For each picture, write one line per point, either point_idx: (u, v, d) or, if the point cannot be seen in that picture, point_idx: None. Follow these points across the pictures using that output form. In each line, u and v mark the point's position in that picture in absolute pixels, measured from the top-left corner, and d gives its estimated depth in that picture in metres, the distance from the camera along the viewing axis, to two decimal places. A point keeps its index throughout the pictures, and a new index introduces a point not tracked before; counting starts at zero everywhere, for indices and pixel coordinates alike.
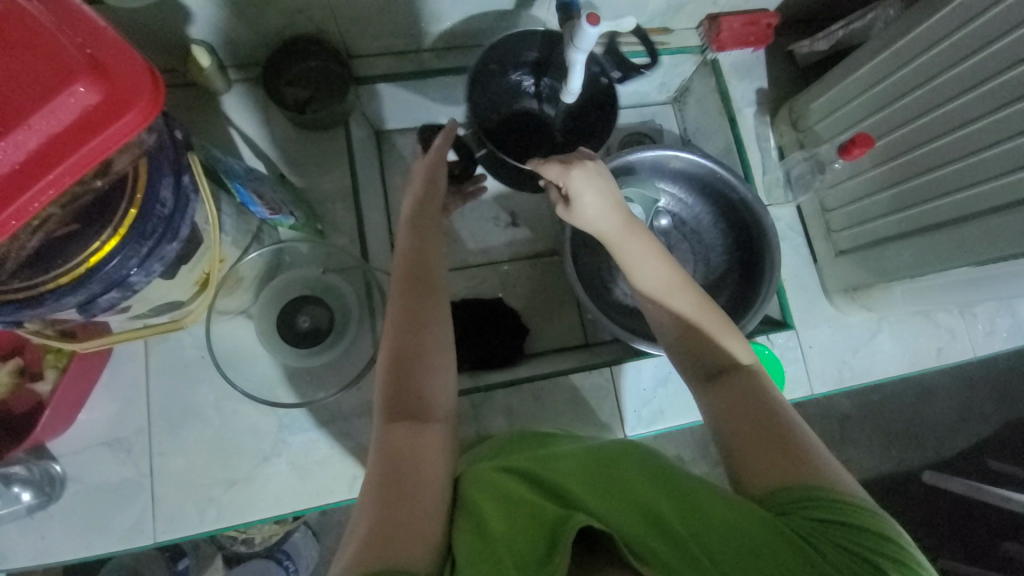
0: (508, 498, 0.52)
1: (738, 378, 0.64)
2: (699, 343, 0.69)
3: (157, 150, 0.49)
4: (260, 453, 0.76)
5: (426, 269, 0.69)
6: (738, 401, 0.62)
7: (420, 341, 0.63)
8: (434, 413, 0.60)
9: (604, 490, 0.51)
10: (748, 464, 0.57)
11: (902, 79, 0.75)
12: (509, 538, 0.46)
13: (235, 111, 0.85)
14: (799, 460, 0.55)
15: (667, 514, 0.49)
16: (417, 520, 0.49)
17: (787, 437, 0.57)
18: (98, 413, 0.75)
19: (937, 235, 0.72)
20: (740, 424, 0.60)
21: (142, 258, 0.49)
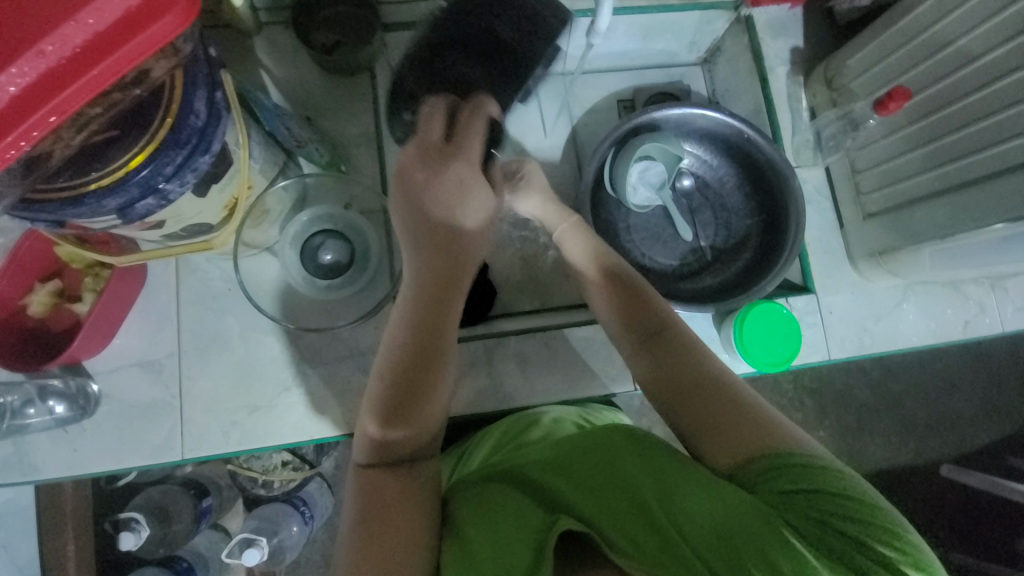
0: (496, 504, 0.59)
1: (669, 341, 0.70)
2: (632, 308, 0.74)
3: (192, 62, 0.51)
4: (282, 383, 0.80)
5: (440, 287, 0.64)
6: (676, 362, 0.67)
7: (422, 360, 0.63)
8: (422, 419, 0.63)
9: (584, 484, 0.57)
10: (695, 437, 0.62)
11: (947, 27, 0.71)
12: (500, 537, 0.55)
13: (266, 53, 0.87)
14: (747, 427, 0.59)
15: (646, 500, 0.54)
16: (416, 532, 0.56)
17: (731, 403, 0.62)
18: (133, 337, 0.80)
19: (975, 190, 0.69)
20: (683, 398, 0.64)
21: (176, 166, 0.51)
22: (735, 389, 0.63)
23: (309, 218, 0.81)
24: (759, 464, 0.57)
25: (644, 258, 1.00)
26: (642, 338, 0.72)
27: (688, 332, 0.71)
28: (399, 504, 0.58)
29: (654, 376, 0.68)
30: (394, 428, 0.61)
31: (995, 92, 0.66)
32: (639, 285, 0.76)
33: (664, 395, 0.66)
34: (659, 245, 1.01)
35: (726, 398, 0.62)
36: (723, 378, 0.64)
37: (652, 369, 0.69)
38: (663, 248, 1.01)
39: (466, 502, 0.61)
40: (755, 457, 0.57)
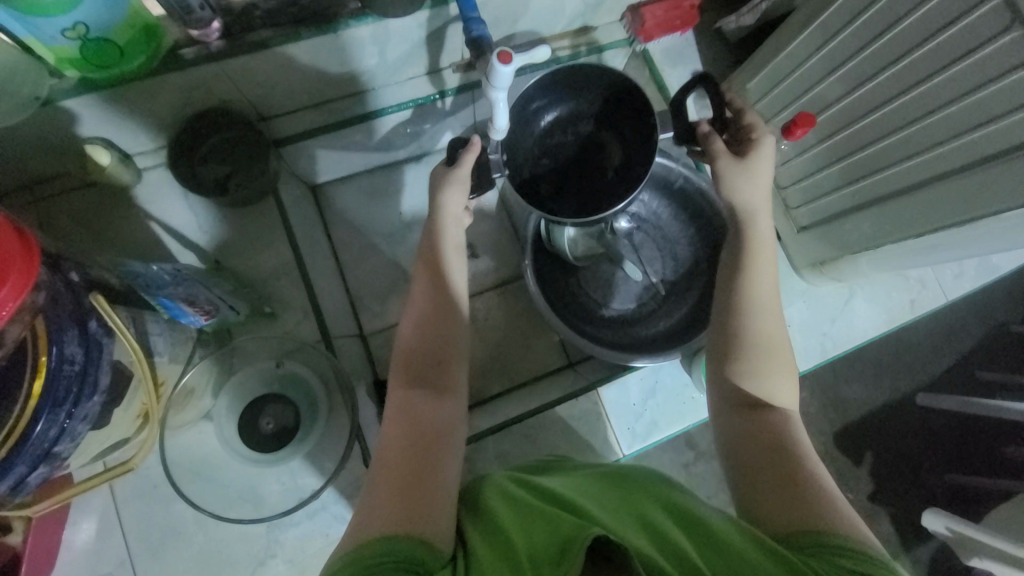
0: (518, 512, 0.49)
1: (774, 414, 0.60)
2: (752, 373, 0.62)
3: (52, 305, 0.44)
4: (255, 558, 0.73)
5: (445, 317, 0.66)
6: (769, 431, 0.58)
7: (432, 366, 0.63)
8: (448, 378, 0.62)
9: (621, 512, 0.49)
10: (754, 501, 0.54)
11: (835, 49, 0.72)
12: (525, 549, 0.44)
13: (154, 202, 0.81)
14: (814, 507, 0.51)
15: (669, 531, 0.46)
16: (433, 506, 0.50)
17: (811, 493, 0.52)
18: (76, 553, 0.71)
19: (896, 204, 0.70)
20: (754, 445, 0.57)
21: (64, 423, 0.46)
22: (823, 484, 0.53)
23: (241, 382, 0.74)
24: (817, 536, 0.48)
25: (606, 308, 0.98)
26: (739, 398, 0.61)
27: (799, 425, 0.60)
28: (432, 482, 0.52)
29: (725, 419, 0.61)
30: (416, 390, 0.60)
31: (894, 109, 0.67)
32: (774, 350, 0.64)
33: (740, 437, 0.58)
34: (615, 292, 0.98)
35: (792, 455, 0.56)
36: (812, 468, 0.55)
37: (737, 429, 0.59)
38: (619, 294, 0.98)
39: (481, 512, 0.52)
40: (810, 531, 0.49)
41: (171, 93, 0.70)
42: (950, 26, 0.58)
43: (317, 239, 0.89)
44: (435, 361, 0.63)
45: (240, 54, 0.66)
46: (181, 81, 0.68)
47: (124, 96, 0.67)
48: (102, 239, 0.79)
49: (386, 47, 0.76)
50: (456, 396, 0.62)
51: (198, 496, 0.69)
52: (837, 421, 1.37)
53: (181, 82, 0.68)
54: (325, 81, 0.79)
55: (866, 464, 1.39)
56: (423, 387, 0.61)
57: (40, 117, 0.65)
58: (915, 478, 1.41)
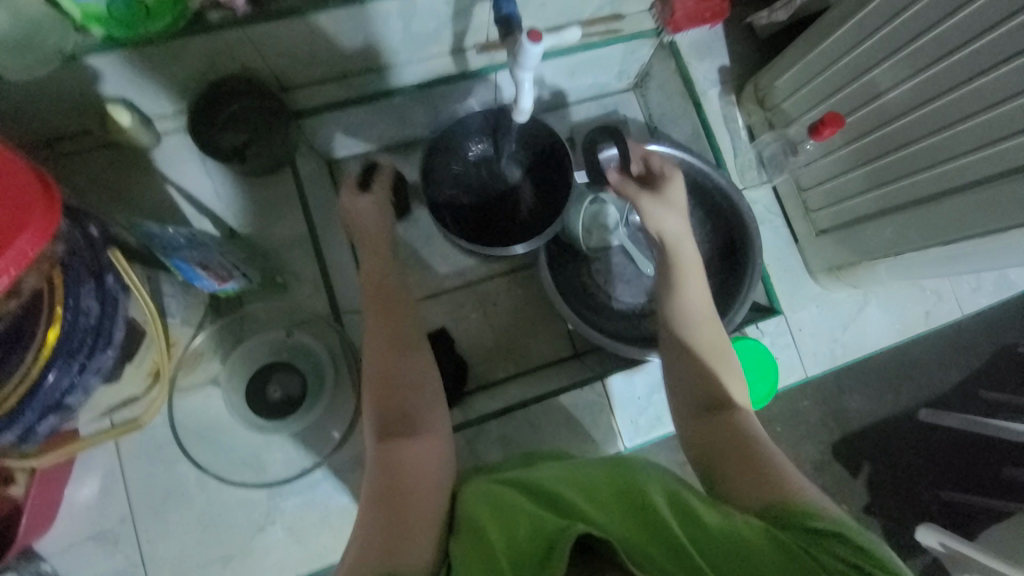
0: (504, 511, 0.51)
1: (728, 414, 0.60)
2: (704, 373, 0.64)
3: (70, 256, 0.44)
4: (254, 524, 0.74)
5: (404, 325, 0.69)
6: (729, 430, 0.58)
7: (400, 388, 0.63)
8: (422, 420, 0.60)
9: (604, 501, 0.50)
10: (725, 486, 0.54)
11: (871, 49, 0.70)
12: (509, 547, 0.46)
13: (170, 165, 0.81)
14: (779, 484, 0.51)
15: (660, 512, 0.47)
16: (416, 535, 0.49)
17: (777, 473, 0.52)
18: (80, 508, 0.72)
19: (923, 211, 0.69)
20: (726, 458, 0.56)
21: (77, 374, 0.45)
22: (788, 468, 0.53)
23: (249, 351, 0.74)
24: (785, 509, 0.48)
25: (611, 301, 0.97)
26: (699, 403, 0.62)
27: (753, 414, 0.61)
28: (413, 506, 0.51)
29: (695, 437, 0.60)
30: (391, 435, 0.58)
31: (928, 113, 0.66)
32: (720, 358, 0.66)
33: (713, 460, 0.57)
34: (624, 285, 0.97)
35: (754, 448, 0.56)
36: (772, 453, 0.55)
37: (704, 435, 0.59)
38: (628, 287, 0.97)
39: (466, 522, 0.52)
40: (781, 504, 0.49)
41: (193, 57, 0.69)
42: (994, 28, 0.56)
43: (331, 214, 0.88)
44: (410, 378, 0.64)
45: (265, 21, 0.66)
46: (204, 44, 0.67)
47: (146, 56, 0.66)
48: (119, 201, 0.79)
49: (412, 21, 0.75)
50: (425, 407, 0.62)
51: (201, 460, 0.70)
52: (836, 431, 1.37)
53: (204, 46, 0.68)
54: (346, 54, 0.78)
55: (863, 475, 1.38)
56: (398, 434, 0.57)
57: (61, 73, 0.65)
58: (911, 493, 1.40)
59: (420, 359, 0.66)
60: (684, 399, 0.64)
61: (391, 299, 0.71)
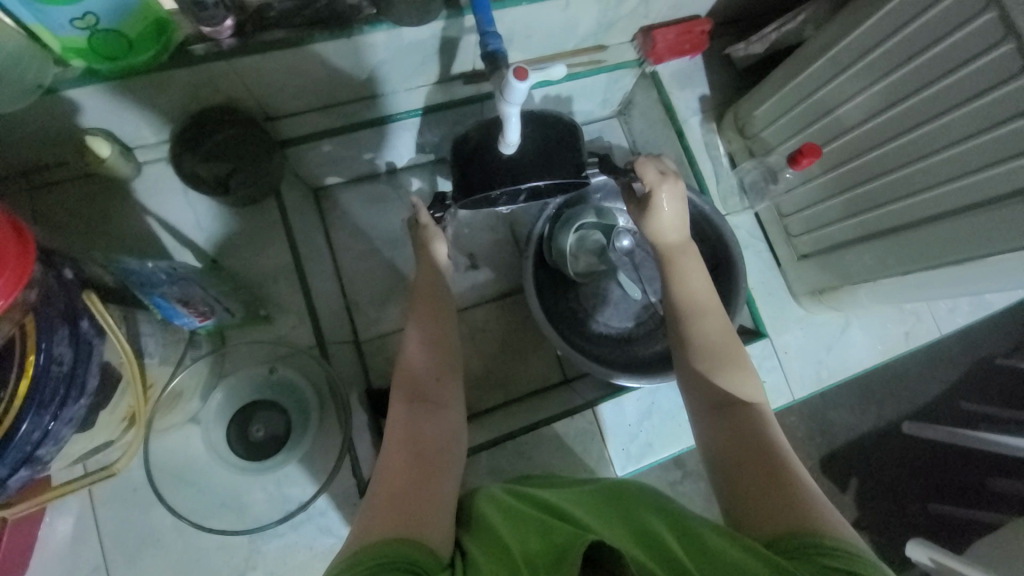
0: (515, 522, 0.49)
1: (743, 415, 0.62)
2: (712, 371, 0.66)
3: (44, 302, 0.43)
4: (235, 569, 0.71)
5: (436, 312, 0.73)
6: (744, 433, 0.59)
7: (423, 381, 0.65)
8: (445, 393, 0.65)
9: (611, 519, 0.49)
10: (737, 504, 0.54)
11: (845, 83, 0.72)
12: (520, 553, 0.44)
13: (151, 196, 0.79)
14: (795, 499, 0.52)
15: (661, 533, 0.46)
16: (428, 516, 0.51)
17: (792, 491, 0.53)
18: (48, 558, 0.68)
19: (902, 238, 0.70)
20: (744, 460, 0.57)
21: (50, 424, 0.43)
22: (803, 485, 0.54)
23: (233, 387, 0.73)
24: (803, 537, 0.48)
25: (599, 326, 0.97)
26: (713, 399, 0.64)
27: (770, 416, 0.62)
28: (428, 496, 0.53)
29: (710, 434, 0.61)
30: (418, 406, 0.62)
31: (904, 144, 0.67)
32: (735, 358, 0.67)
33: (725, 467, 0.58)
34: (613, 310, 0.98)
35: (770, 460, 0.56)
36: (793, 469, 0.55)
37: (720, 429, 0.61)
38: (617, 312, 0.97)
39: (482, 527, 0.51)
40: (792, 532, 0.49)
41: (176, 88, 0.69)
42: (964, 66, 0.58)
43: (316, 242, 0.87)
44: (434, 396, 0.64)
45: (251, 54, 0.66)
46: (189, 76, 0.67)
47: (127, 88, 0.65)
48: (96, 233, 0.77)
49: (399, 52, 0.75)
50: (448, 389, 0.66)
51: (182, 503, 0.67)
52: (823, 447, 1.38)
53: (189, 78, 0.67)
54: (333, 85, 0.78)
55: (851, 492, 1.39)
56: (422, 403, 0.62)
57: (38, 106, 0.64)
58: (897, 507, 1.41)
59: (451, 384, 0.67)
60: (697, 391, 0.66)
61: (430, 296, 0.74)
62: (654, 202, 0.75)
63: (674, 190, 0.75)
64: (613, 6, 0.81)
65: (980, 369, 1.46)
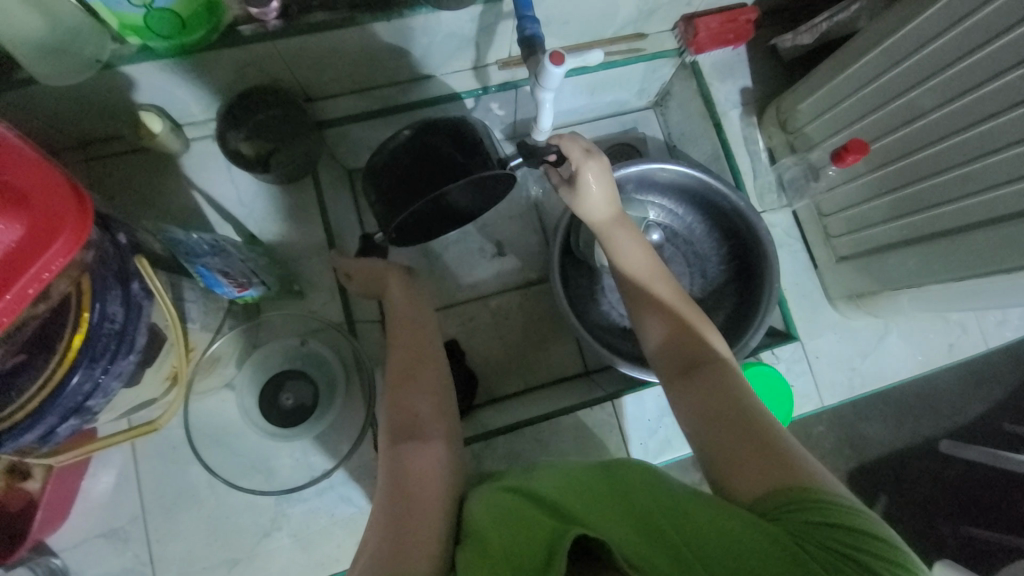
0: (508, 512, 0.50)
1: (708, 373, 0.60)
2: (673, 334, 0.65)
3: (98, 264, 0.46)
4: (260, 529, 0.74)
5: (414, 309, 0.72)
6: (712, 391, 0.58)
7: (407, 373, 0.65)
8: (428, 423, 0.61)
9: (597, 496, 0.49)
10: (724, 475, 0.53)
11: (899, 75, 0.69)
12: (508, 552, 0.45)
13: (197, 172, 0.83)
14: (778, 456, 0.51)
15: (658, 517, 0.46)
16: (422, 536, 0.50)
17: (770, 442, 0.52)
18: (94, 504, 0.74)
19: (951, 242, 0.66)
20: (720, 425, 0.55)
21: (99, 377, 0.46)
22: (780, 437, 0.53)
23: (263, 358, 0.75)
24: (783, 491, 0.47)
25: (623, 319, 0.97)
26: (678, 363, 0.63)
27: (736, 370, 0.61)
28: (421, 505, 0.53)
29: (680, 410, 0.60)
30: (401, 420, 0.61)
31: (960, 142, 0.63)
32: (695, 321, 0.66)
33: (700, 430, 0.56)
34: None
35: (744, 416, 0.55)
36: (768, 420, 0.54)
37: (685, 399, 0.60)
38: None
39: (472, 528, 0.50)
40: (774, 487, 0.48)
41: (222, 67, 0.71)
42: None
43: (349, 221, 0.90)
44: (413, 382, 0.65)
45: (293, 35, 0.68)
46: (234, 55, 0.69)
47: (177, 66, 0.69)
48: (146, 204, 0.82)
49: (436, 36, 0.76)
50: (433, 391, 0.65)
51: (213, 463, 0.71)
52: (851, 458, 1.34)
53: (235, 57, 0.70)
54: (370, 67, 0.80)
55: (878, 507, 1.34)
56: (409, 438, 0.59)
57: (97, 80, 0.68)
58: (928, 526, 1.35)
59: (427, 368, 0.67)
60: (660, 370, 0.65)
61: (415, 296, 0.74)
62: (581, 180, 0.68)
63: (601, 168, 0.68)
64: None
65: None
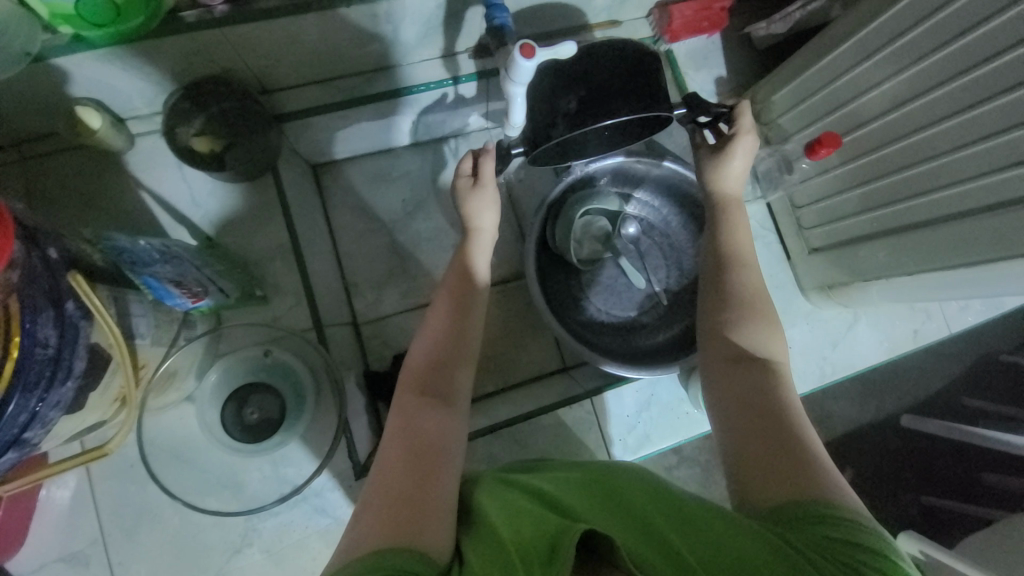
0: (511, 512, 0.48)
1: (758, 370, 0.59)
2: (734, 323, 0.63)
3: (27, 284, 0.41)
4: (231, 545, 0.71)
5: (467, 282, 0.69)
6: (754, 388, 0.57)
7: (449, 356, 0.62)
8: (457, 391, 0.60)
9: (603, 504, 0.48)
10: (747, 473, 0.52)
11: (871, 68, 0.68)
12: (512, 544, 0.43)
13: (146, 171, 0.77)
14: (808, 470, 0.50)
15: (658, 522, 0.45)
16: (430, 519, 0.47)
17: (795, 451, 0.52)
18: (49, 529, 0.69)
19: (920, 236, 0.67)
20: (756, 425, 0.54)
21: (36, 407, 0.42)
22: (816, 453, 0.52)
23: (225, 369, 0.71)
24: (802, 504, 0.47)
25: (601, 314, 0.96)
26: (729, 353, 0.61)
27: (787, 377, 0.59)
28: (427, 494, 0.49)
29: (718, 401, 0.59)
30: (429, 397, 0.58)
31: (930, 135, 0.64)
32: (757, 314, 0.64)
33: (737, 421, 0.56)
34: (615, 298, 0.97)
35: (784, 426, 0.54)
36: (807, 436, 0.54)
37: (730, 386, 0.59)
38: (618, 300, 0.96)
39: (481, 522, 0.48)
40: (784, 502, 0.48)
41: (165, 56, 0.66)
42: (1001, 54, 0.54)
43: (315, 220, 0.86)
44: (448, 364, 0.62)
45: (244, 23, 0.63)
46: (178, 45, 0.64)
47: (115, 56, 0.63)
48: (91, 207, 0.76)
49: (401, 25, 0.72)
50: (463, 369, 0.62)
51: (175, 482, 0.67)
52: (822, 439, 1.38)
53: (179, 46, 0.64)
54: (332, 56, 0.75)
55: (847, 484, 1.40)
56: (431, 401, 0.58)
57: (24, 74, 0.61)
58: (892, 499, 1.42)
59: (463, 369, 0.62)
60: (710, 356, 0.63)
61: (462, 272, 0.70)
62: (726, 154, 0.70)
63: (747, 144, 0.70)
64: None
65: (987, 365, 1.45)
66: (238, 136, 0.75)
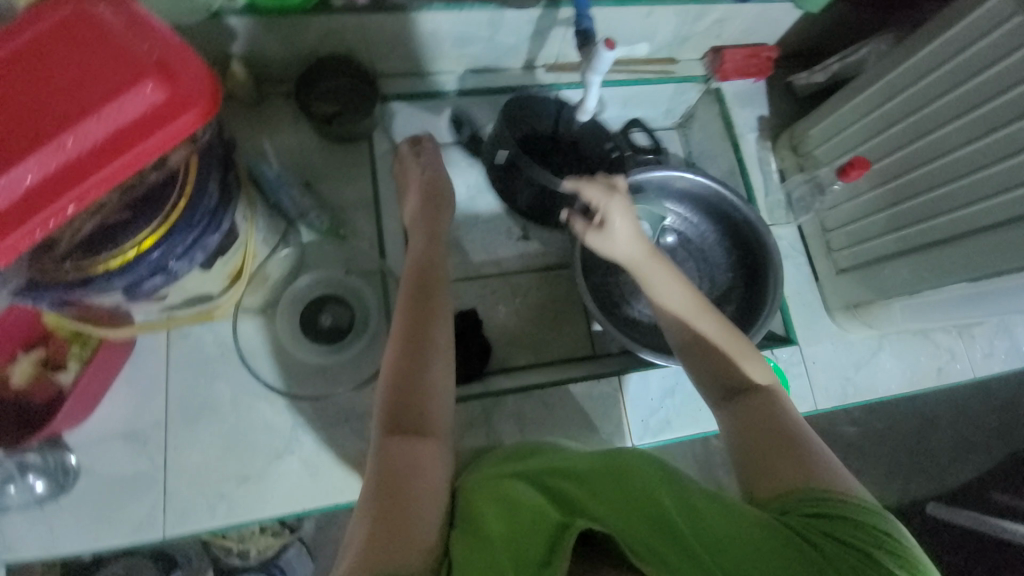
0: (505, 502, 0.51)
1: (755, 399, 0.61)
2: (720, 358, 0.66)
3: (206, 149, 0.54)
4: (274, 451, 0.77)
5: (437, 276, 0.70)
6: (762, 421, 0.58)
7: (420, 349, 0.62)
8: (432, 418, 0.58)
9: (597, 485, 0.50)
10: (754, 474, 0.55)
11: (899, 105, 0.79)
12: (500, 537, 0.47)
13: (263, 122, 0.91)
14: (807, 463, 0.52)
15: (664, 506, 0.46)
16: (416, 511, 0.49)
17: (803, 459, 0.52)
18: (117, 405, 0.77)
19: (938, 251, 0.74)
20: (761, 444, 0.56)
21: (188, 245, 0.54)
22: (816, 446, 0.54)
23: (309, 283, 0.84)
24: (796, 494, 0.49)
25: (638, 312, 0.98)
26: (729, 389, 0.64)
27: (783, 398, 0.61)
28: (415, 492, 0.51)
29: (731, 430, 0.60)
30: (405, 417, 0.57)
31: (955, 159, 0.72)
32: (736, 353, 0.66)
33: (743, 455, 0.57)
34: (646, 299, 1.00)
35: (783, 434, 0.56)
36: (804, 435, 0.55)
37: (731, 423, 0.60)
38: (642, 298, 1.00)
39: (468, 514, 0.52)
40: (796, 487, 0.50)
41: (311, 32, 0.82)
42: (1010, 90, 0.64)
43: None
44: (426, 354, 0.62)
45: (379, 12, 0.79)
46: (326, 21, 0.79)
47: (274, 24, 0.79)
48: None
49: (497, 30, 0.87)
50: (437, 358, 0.62)
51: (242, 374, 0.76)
52: None
53: (325, 23, 0.80)
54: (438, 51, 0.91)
55: None
56: (411, 427, 0.56)
57: (204, 27, 0.77)
58: None
59: (438, 361, 0.62)
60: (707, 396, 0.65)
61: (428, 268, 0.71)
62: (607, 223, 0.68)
63: (623, 207, 0.68)
64: (691, 21, 0.91)
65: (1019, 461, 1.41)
66: (344, 106, 0.89)
